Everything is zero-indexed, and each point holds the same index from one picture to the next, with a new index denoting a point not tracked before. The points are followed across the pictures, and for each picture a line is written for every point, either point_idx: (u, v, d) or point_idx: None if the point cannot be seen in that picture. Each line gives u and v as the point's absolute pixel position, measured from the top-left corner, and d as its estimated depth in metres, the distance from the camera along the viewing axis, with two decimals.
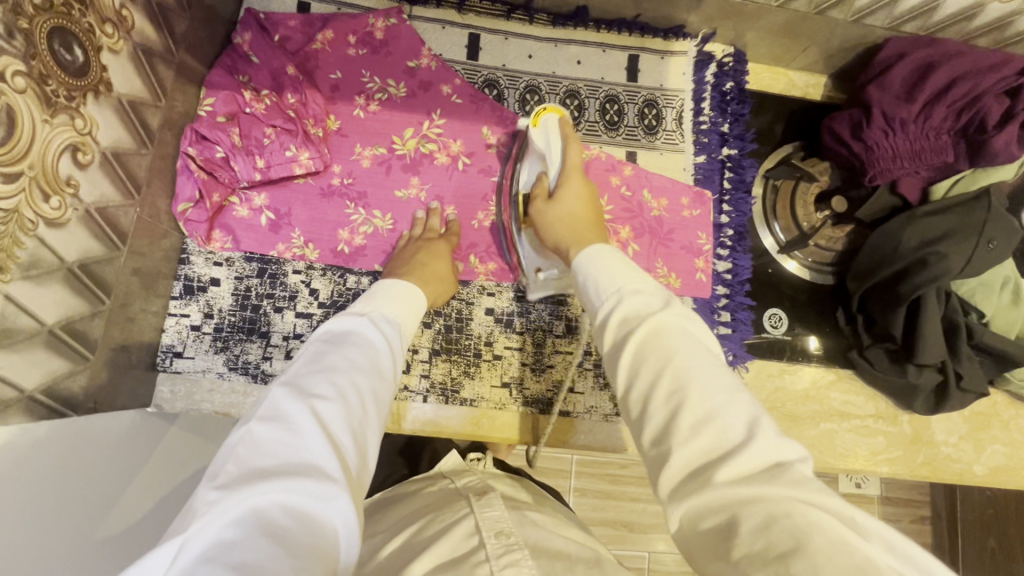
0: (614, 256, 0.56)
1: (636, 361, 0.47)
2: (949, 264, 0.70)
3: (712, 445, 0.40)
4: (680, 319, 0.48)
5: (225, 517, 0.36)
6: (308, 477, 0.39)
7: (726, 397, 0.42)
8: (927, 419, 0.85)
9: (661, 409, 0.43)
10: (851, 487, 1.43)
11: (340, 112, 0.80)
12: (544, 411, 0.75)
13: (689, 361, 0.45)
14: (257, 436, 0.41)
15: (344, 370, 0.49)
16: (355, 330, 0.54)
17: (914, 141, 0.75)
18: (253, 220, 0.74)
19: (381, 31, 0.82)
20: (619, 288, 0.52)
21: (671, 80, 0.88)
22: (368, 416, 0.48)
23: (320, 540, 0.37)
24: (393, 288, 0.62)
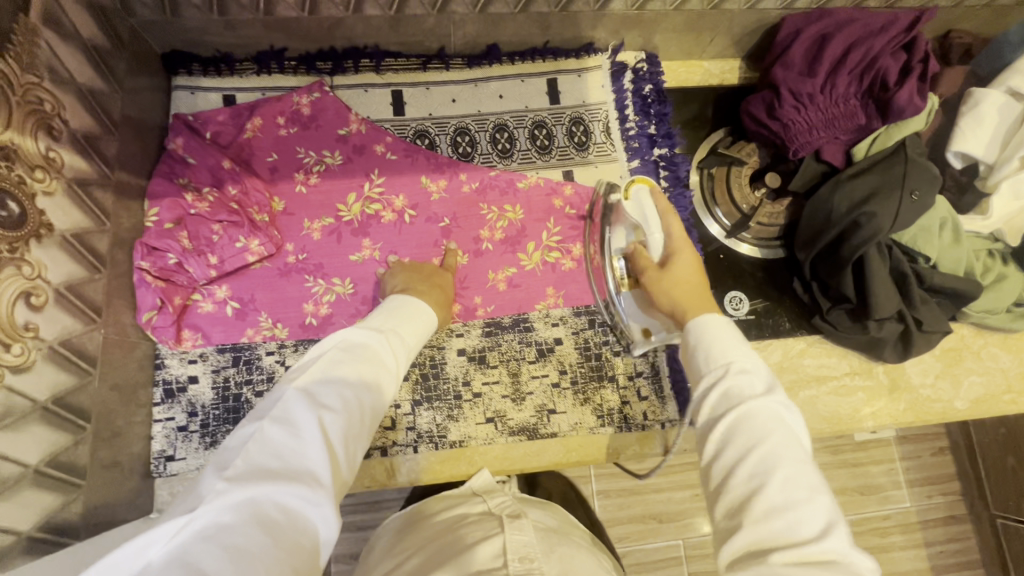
0: (727, 327, 0.60)
1: (727, 433, 0.52)
2: (879, 222, 0.73)
3: (782, 532, 0.45)
4: (782, 409, 0.52)
5: (227, 503, 0.40)
6: (302, 482, 0.43)
7: (806, 494, 0.46)
8: (901, 366, 0.87)
9: (742, 486, 0.49)
10: (868, 437, 1.44)
11: (282, 190, 0.82)
12: (531, 437, 0.77)
13: (783, 449, 0.49)
14: (268, 435, 0.45)
15: (352, 384, 0.52)
16: (368, 343, 0.57)
17: (826, 111, 0.78)
18: (219, 312, 0.77)
19: (307, 107, 0.85)
20: (728, 360, 0.56)
21: (592, 94, 0.91)
22: (366, 430, 0.52)
23: (302, 538, 0.42)
24: (400, 312, 0.66)
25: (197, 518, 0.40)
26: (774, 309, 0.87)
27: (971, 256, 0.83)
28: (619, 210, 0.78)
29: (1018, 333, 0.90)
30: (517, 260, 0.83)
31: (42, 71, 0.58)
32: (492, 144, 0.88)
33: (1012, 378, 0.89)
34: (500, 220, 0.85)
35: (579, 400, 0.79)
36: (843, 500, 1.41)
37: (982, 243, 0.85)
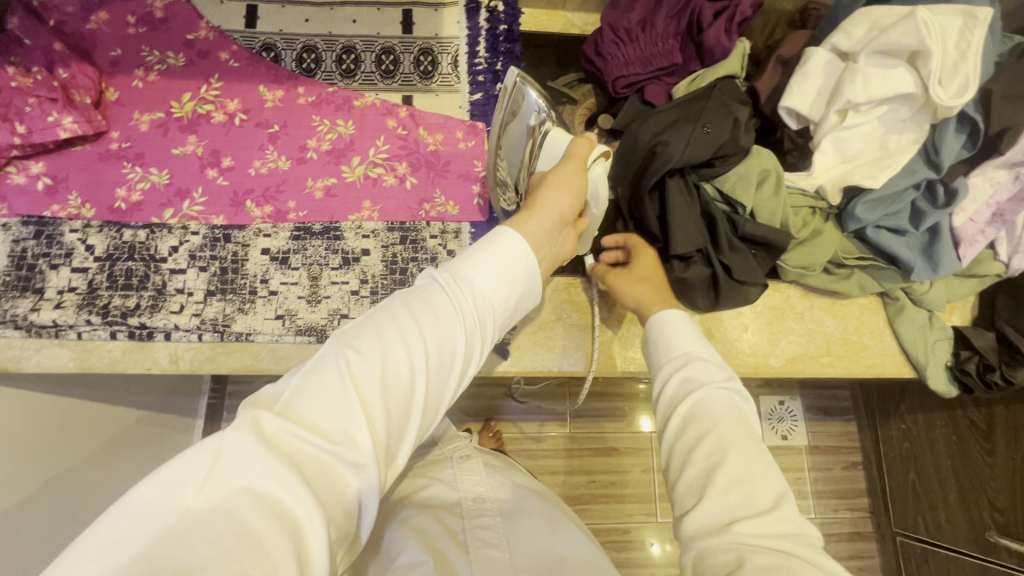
0: (685, 319, 0.63)
1: (684, 422, 0.55)
2: (670, 151, 0.74)
3: (742, 504, 0.48)
4: (734, 394, 0.57)
5: (235, 462, 0.34)
6: (341, 447, 0.37)
7: (759, 468, 0.50)
8: (718, 316, 0.87)
9: (700, 466, 0.52)
10: (778, 439, 1.48)
11: (120, 82, 0.85)
12: (319, 339, 0.77)
13: (737, 432, 0.53)
14: (304, 389, 0.39)
15: (400, 330, 0.43)
16: (444, 286, 0.47)
17: (644, 49, 0.80)
18: (29, 186, 0.78)
19: (160, 10, 0.88)
20: (686, 351, 0.60)
21: (445, 29, 0.94)
22: (419, 383, 0.42)
23: (336, 506, 0.36)
24: (497, 255, 0.49)
25: (227, 469, 0.34)
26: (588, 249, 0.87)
27: (787, 209, 0.83)
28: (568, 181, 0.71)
29: (846, 299, 0.90)
30: (339, 172, 0.85)
31: None
32: (337, 63, 0.90)
33: (833, 342, 0.88)
34: (330, 133, 0.86)
35: (375, 309, 0.79)
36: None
37: (803, 200, 0.85)
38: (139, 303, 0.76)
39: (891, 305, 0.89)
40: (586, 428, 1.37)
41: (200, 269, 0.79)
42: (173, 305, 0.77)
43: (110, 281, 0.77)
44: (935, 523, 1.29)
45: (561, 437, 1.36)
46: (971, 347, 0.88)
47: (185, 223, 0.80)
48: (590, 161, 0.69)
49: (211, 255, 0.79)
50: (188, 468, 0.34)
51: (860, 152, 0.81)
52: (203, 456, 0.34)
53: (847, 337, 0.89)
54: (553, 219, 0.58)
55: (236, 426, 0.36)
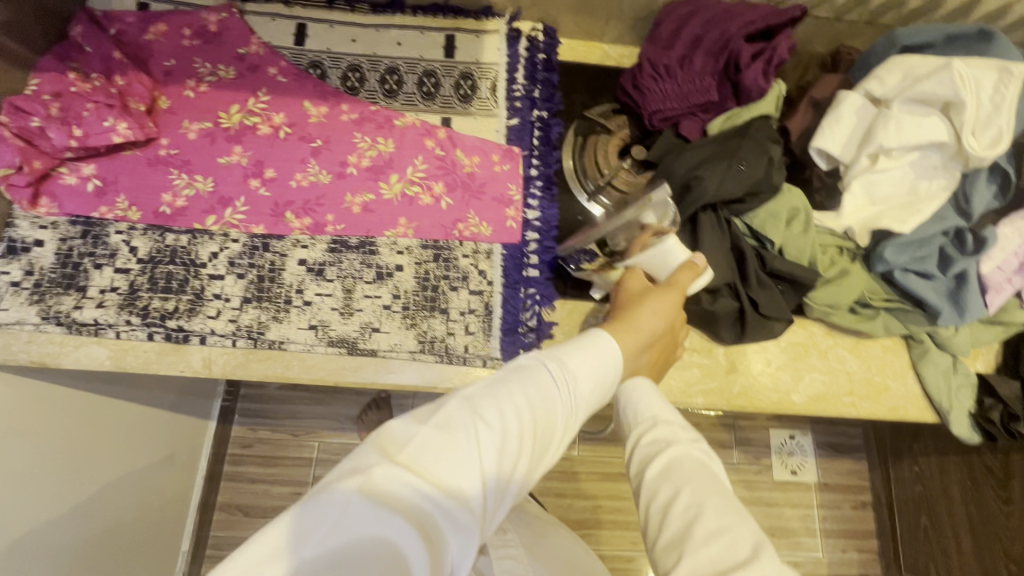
0: (651, 385, 0.64)
1: (659, 479, 0.53)
2: (705, 186, 0.75)
3: (723, 557, 0.46)
4: (705, 451, 0.56)
5: (371, 508, 0.37)
6: (454, 508, 0.40)
7: (735, 519, 0.49)
8: (742, 350, 0.87)
9: (677, 522, 0.50)
10: (787, 475, 1.46)
11: (171, 91, 0.88)
12: (350, 351, 0.79)
13: (709, 485, 0.52)
14: (433, 443, 0.42)
15: (516, 409, 0.47)
16: (552, 372, 0.51)
17: (682, 86, 0.82)
18: (79, 187, 0.81)
19: (214, 25, 0.92)
20: (654, 413, 0.60)
21: (486, 55, 0.97)
22: (521, 465, 0.46)
23: (440, 562, 0.38)
24: (594, 354, 0.54)
25: (361, 512, 0.36)
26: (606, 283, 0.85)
27: (815, 248, 0.84)
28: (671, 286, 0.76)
29: (869, 339, 0.90)
30: (377, 189, 0.87)
31: None
32: (380, 83, 0.93)
33: (856, 382, 0.88)
34: (370, 150, 0.89)
35: (406, 324, 0.81)
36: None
37: (831, 240, 0.86)
38: (177, 307, 0.78)
39: (915, 347, 0.90)
40: (596, 453, 1.36)
41: (238, 275, 0.80)
42: (210, 310, 0.78)
43: (151, 283, 0.78)
44: (947, 568, 1.28)
45: (570, 460, 1.35)
46: (995, 395, 0.88)
47: (226, 230, 0.82)
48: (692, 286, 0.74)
49: (249, 263, 0.81)
50: (326, 505, 0.36)
51: (889, 196, 0.82)
52: (341, 495, 0.37)
53: (871, 378, 0.89)
54: (643, 338, 0.65)
55: (375, 470, 0.39)
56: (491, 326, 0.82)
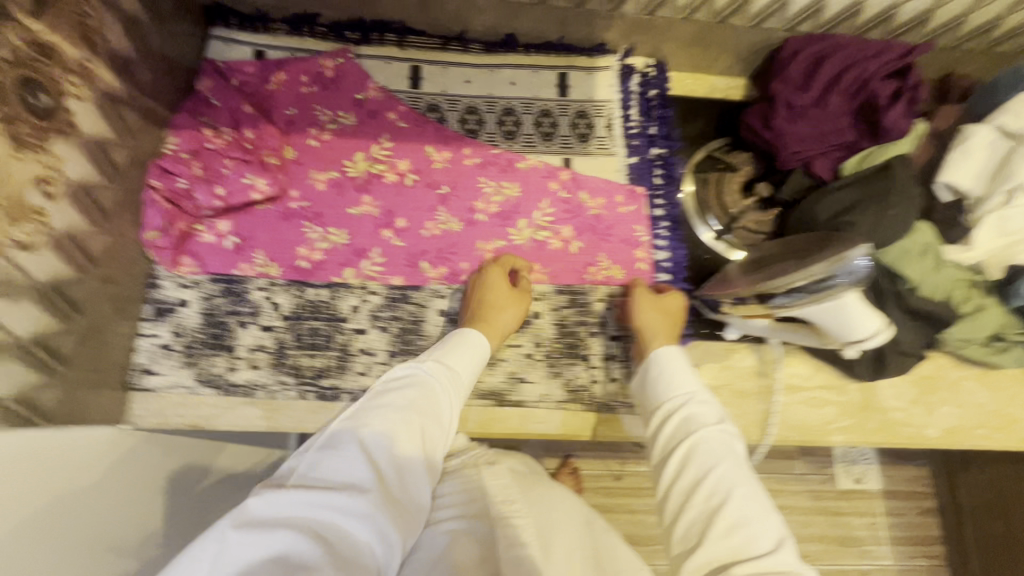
0: (684, 358, 0.74)
1: (688, 461, 0.63)
2: (855, 233, 0.75)
3: (740, 546, 0.56)
4: (732, 437, 0.65)
5: (279, 511, 0.52)
6: (343, 497, 0.55)
7: (759, 512, 0.58)
8: (875, 386, 0.88)
9: (704, 503, 0.60)
10: (851, 484, 1.43)
11: (295, 141, 0.87)
12: (499, 402, 0.79)
13: (734, 472, 0.61)
14: (315, 465, 0.57)
15: (380, 412, 0.63)
16: (421, 372, 0.68)
17: (817, 125, 0.81)
18: (218, 244, 0.80)
19: (330, 70, 0.91)
20: (690, 391, 0.69)
21: (599, 92, 0.96)
22: (416, 444, 0.62)
23: (359, 549, 0.53)
24: (476, 349, 0.74)
25: (257, 524, 0.50)
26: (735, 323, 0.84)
27: (951, 283, 0.85)
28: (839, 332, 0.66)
29: (997, 370, 0.91)
30: (508, 235, 0.87)
31: None
32: (499, 125, 0.93)
33: (987, 414, 0.89)
34: (496, 195, 0.89)
35: (550, 372, 0.81)
36: (819, 547, 1.38)
37: (964, 274, 0.86)
38: (326, 364, 0.78)
39: None
40: None
41: (381, 329, 0.80)
42: (358, 366, 0.78)
43: (297, 341, 0.79)
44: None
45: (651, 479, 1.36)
46: None
47: (365, 283, 0.82)
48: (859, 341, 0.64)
49: (391, 315, 0.81)
50: (205, 546, 0.48)
51: None
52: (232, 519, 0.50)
53: (1000, 409, 0.89)
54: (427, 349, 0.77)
55: (255, 497, 0.53)
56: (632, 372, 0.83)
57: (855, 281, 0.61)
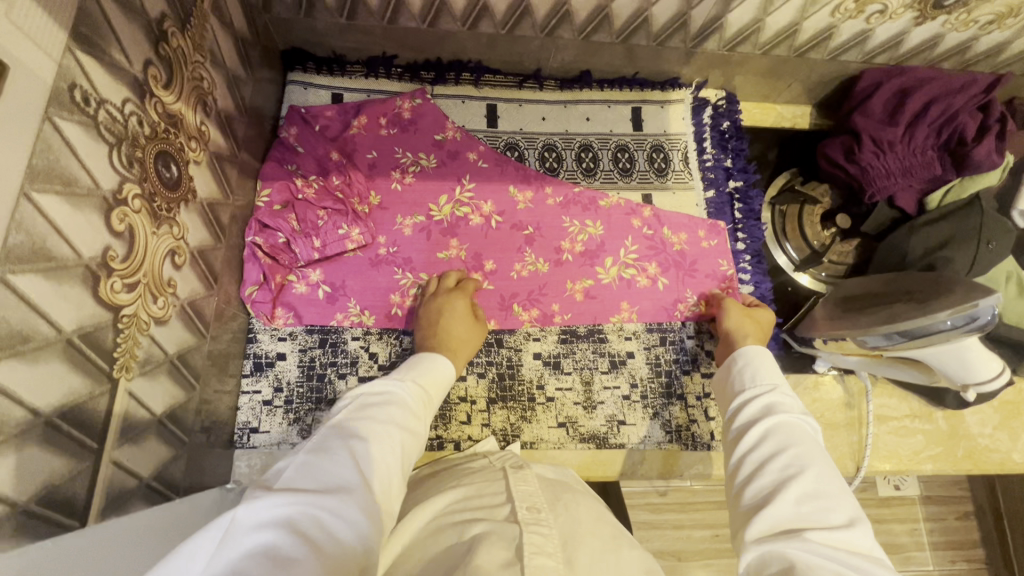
0: (771, 357, 0.69)
1: (764, 435, 0.57)
2: (955, 267, 0.76)
3: (814, 519, 0.47)
4: (815, 430, 0.59)
5: (271, 512, 0.42)
6: (335, 499, 0.45)
7: (840, 489, 0.50)
8: (960, 413, 0.88)
9: (776, 473, 0.52)
10: (889, 490, 1.25)
11: (378, 185, 0.86)
12: (601, 446, 0.79)
13: (813, 450, 0.54)
14: (299, 465, 0.48)
15: (374, 423, 0.55)
16: (406, 391, 0.62)
17: (903, 160, 0.82)
18: (311, 295, 0.79)
19: (407, 112, 0.89)
20: (777, 381, 0.65)
21: (673, 125, 0.96)
22: (400, 463, 0.54)
23: (348, 554, 0.42)
24: (423, 368, 0.68)
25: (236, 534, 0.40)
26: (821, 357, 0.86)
27: None
28: (950, 379, 0.68)
29: None
30: (595, 274, 0.87)
31: (206, 53, 0.63)
32: (577, 162, 0.93)
33: None
34: (581, 234, 0.88)
35: (648, 414, 0.81)
36: None
37: None
38: None
39: None
40: None
41: (479, 376, 0.80)
42: (460, 415, 0.78)
43: None
44: None
45: None
46: None
47: None
48: (968, 388, 0.67)
49: (488, 360, 0.81)
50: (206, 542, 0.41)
51: None
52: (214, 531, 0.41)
53: None
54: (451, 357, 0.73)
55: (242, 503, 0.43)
56: None
57: (978, 329, 0.61)
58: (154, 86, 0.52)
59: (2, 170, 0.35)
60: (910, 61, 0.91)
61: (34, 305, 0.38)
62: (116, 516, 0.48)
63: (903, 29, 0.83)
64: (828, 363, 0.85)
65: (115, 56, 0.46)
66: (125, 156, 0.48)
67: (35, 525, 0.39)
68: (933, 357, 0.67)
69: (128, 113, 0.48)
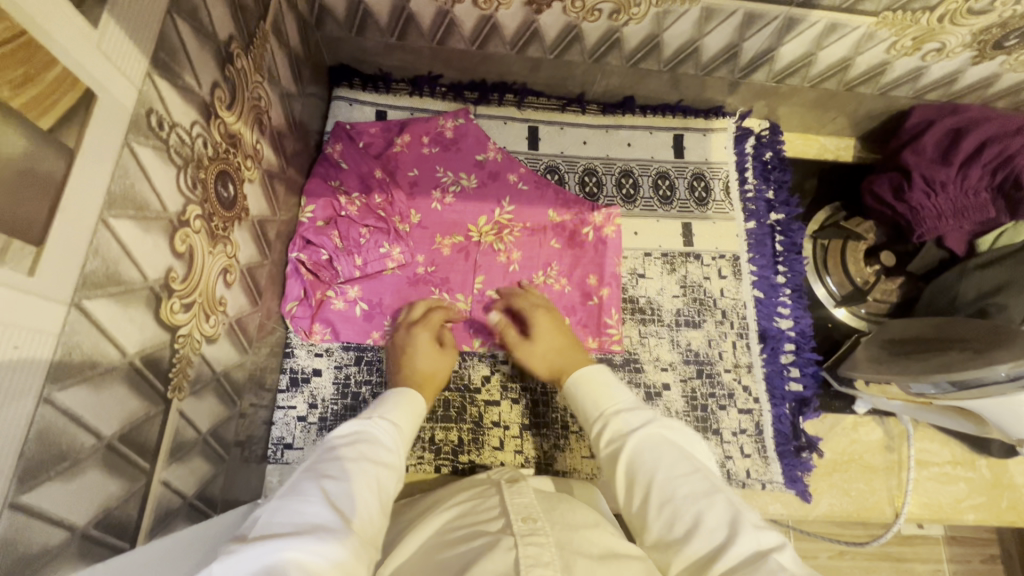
0: (600, 376, 0.64)
1: (629, 475, 0.53)
2: (1010, 313, 0.74)
3: (705, 544, 0.45)
4: (663, 432, 0.55)
5: (252, 556, 0.39)
6: (316, 533, 0.42)
7: (707, 500, 0.48)
8: (1004, 461, 0.86)
9: (656, 518, 0.49)
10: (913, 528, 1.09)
11: (419, 204, 0.85)
12: None
13: (673, 469, 0.51)
14: (271, 512, 0.45)
15: (346, 461, 0.51)
16: (374, 426, 0.58)
17: (955, 200, 0.80)
18: (349, 312, 0.79)
19: (450, 131, 0.89)
20: (604, 410, 0.60)
21: (715, 154, 0.95)
22: (378, 501, 0.50)
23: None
24: (392, 403, 0.64)
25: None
26: (860, 399, 0.84)
27: None
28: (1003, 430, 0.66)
29: None
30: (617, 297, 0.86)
31: (265, 73, 0.64)
32: (617, 188, 0.92)
33: None
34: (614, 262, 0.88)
35: None
36: None
37: None
38: (461, 438, 0.78)
39: None
40: None
41: (513, 401, 0.79)
42: (492, 440, 0.78)
43: (431, 412, 0.78)
44: None
45: None
46: None
47: (495, 352, 0.81)
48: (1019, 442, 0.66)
49: (522, 385, 0.80)
50: None
51: None
52: None
53: None
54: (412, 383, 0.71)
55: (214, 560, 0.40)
56: (767, 448, 0.82)
57: None
58: (219, 108, 0.53)
59: (86, 197, 0.35)
60: (963, 99, 0.89)
61: (105, 328, 0.39)
62: (161, 536, 0.48)
63: (959, 68, 0.82)
64: (867, 402, 0.83)
65: (187, 80, 0.47)
66: (190, 178, 0.48)
67: (93, 548, 0.40)
68: (987, 406, 0.64)
69: (196, 135, 0.48)
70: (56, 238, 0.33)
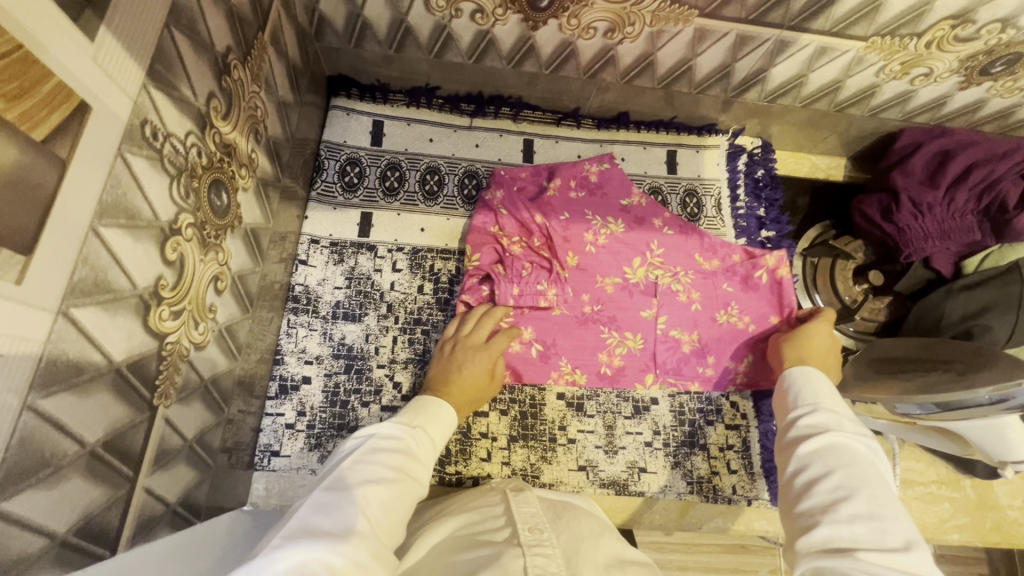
0: (820, 378, 0.61)
1: (815, 454, 0.51)
2: (994, 335, 0.76)
3: (869, 539, 0.43)
4: (869, 449, 0.51)
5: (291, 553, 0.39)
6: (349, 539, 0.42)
7: (895, 512, 0.45)
8: (989, 482, 0.86)
9: (825, 496, 0.47)
10: None
11: (574, 244, 0.81)
12: (620, 493, 0.79)
13: (871, 474, 0.48)
14: (311, 507, 0.45)
15: (379, 465, 0.51)
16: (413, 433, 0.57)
17: (942, 222, 0.81)
18: (526, 353, 0.80)
19: (596, 176, 0.87)
20: (817, 401, 0.58)
21: (707, 170, 0.95)
22: (405, 514, 0.49)
23: None
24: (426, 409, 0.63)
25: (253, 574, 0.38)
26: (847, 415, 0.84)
27: None
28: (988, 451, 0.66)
29: None
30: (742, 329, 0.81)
31: (263, 83, 0.64)
32: None
33: None
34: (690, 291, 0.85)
35: (670, 463, 0.80)
36: None
37: None
38: (448, 449, 0.78)
39: None
40: None
41: (501, 412, 0.79)
42: (479, 451, 0.78)
43: None
44: None
45: None
46: None
47: None
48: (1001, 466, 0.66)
49: (511, 398, 0.80)
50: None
51: None
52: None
53: None
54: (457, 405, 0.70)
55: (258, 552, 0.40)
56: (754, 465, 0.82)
57: (1017, 407, 0.59)
58: (214, 118, 0.53)
59: (76, 207, 0.36)
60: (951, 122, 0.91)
61: (91, 336, 0.39)
62: (143, 543, 0.48)
63: (947, 92, 0.84)
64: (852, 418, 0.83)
65: (184, 91, 0.47)
66: (183, 187, 0.49)
67: (73, 555, 0.40)
68: (968, 429, 0.65)
69: (190, 145, 0.49)
70: (46, 248, 0.34)
